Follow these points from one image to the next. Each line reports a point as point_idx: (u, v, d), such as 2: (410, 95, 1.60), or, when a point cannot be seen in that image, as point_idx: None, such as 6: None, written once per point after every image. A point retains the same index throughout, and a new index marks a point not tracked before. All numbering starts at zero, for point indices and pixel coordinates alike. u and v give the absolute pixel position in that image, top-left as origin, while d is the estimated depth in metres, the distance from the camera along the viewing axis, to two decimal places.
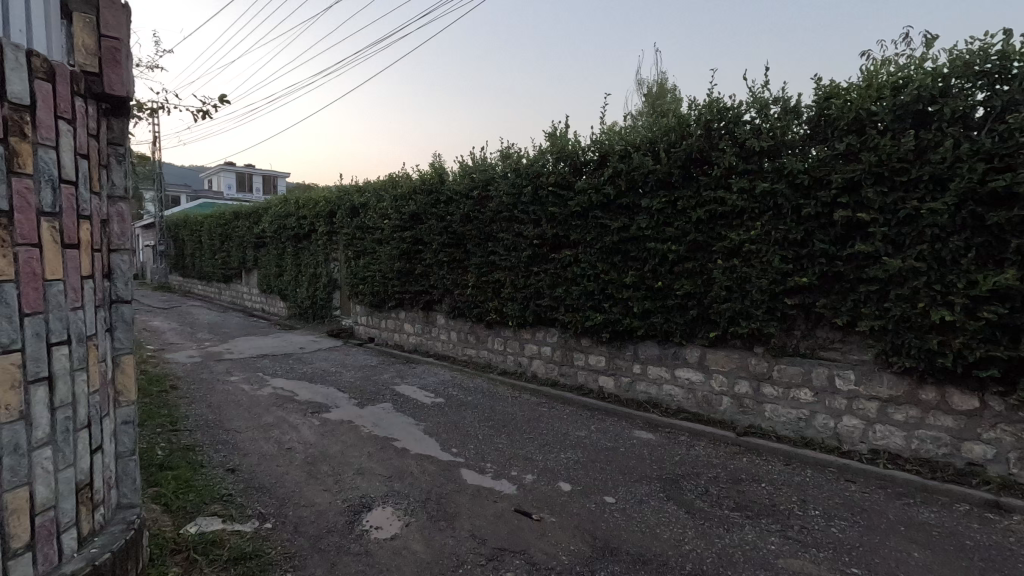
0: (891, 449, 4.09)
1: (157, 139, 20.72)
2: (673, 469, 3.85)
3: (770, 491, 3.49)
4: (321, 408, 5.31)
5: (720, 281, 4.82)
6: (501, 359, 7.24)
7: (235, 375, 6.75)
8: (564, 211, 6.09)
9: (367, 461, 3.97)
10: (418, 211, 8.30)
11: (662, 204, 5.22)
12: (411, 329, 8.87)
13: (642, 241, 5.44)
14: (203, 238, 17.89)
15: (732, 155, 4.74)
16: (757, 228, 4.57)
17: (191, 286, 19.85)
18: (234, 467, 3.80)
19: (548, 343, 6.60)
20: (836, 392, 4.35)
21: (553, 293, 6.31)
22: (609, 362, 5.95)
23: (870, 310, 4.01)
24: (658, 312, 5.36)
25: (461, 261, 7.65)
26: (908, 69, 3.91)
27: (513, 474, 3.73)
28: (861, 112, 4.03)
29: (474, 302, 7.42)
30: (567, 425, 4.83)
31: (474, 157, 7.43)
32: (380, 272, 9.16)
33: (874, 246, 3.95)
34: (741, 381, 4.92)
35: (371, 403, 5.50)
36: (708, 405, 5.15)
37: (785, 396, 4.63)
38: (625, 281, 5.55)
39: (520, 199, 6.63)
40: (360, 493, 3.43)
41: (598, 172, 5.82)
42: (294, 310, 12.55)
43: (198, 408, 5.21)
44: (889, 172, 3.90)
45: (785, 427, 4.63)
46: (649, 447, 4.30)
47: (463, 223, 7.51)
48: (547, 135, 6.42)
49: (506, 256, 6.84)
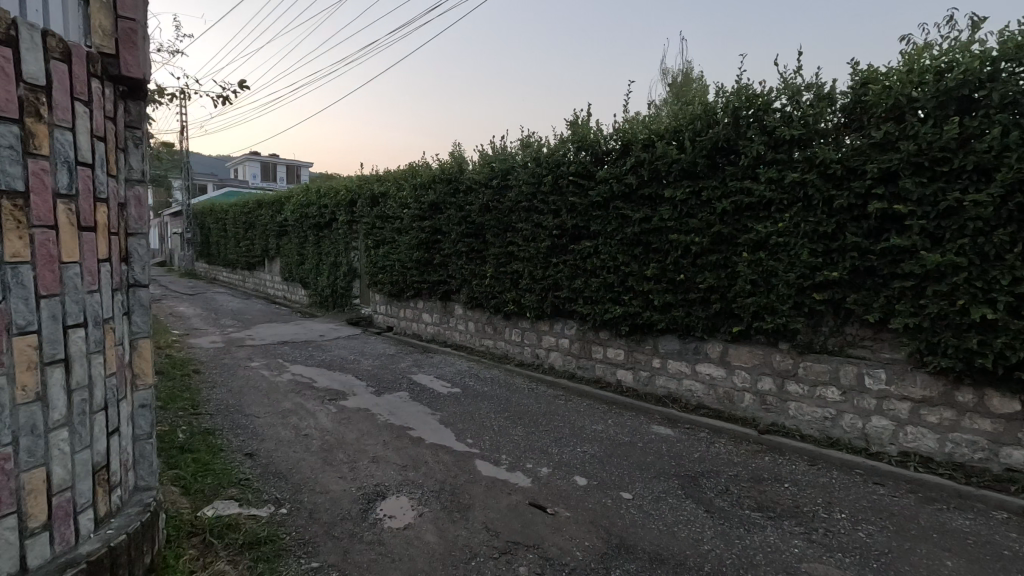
0: (922, 452, 3.92)
1: (184, 128, 21.11)
2: (692, 466, 3.76)
3: (794, 492, 3.38)
4: (338, 395, 5.34)
5: (745, 275, 4.67)
6: (518, 350, 7.20)
7: (256, 361, 6.85)
8: (585, 202, 5.98)
9: (383, 449, 3.98)
10: (438, 200, 8.27)
11: (686, 195, 5.07)
12: (428, 319, 8.88)
13: (664, 232, 5.30)
14: (228, 226, 18.21)
15: (760, 144, 4.57)
16: (785, 220, 4.41)
17: (216, 273, 20.28)
18: (252, 452, 3.83)
19: (566, 335, 6.53)
20: (864, 391, 4.19)
21: (572, 285, 6.22)
22: (628, 356, 5.86)
23: (904, 307, 3.84)
24: (680, 306, 5.24)
25: (479, 252, 7.61)
26: (953, 53, 3.70)
27: (528, 467, 3.68)
28: (900, 98, 3.83)
29: (492, 293, 7.38)
30: (584, 419, 4.76)
31: (494, 146, 7.35)
32: (399, 262, 9.18)
33: (910, 239, 3.77)
34: (764, 377, 4.78)
35: (388, 392, 5.51)
36: (729, 401, 5.03)
37: (810, 394, 4.49)
38: (646, 273, 5.44)
39: (540, 189, 6.54)
40: (375, 482, 3.43)
41: (620, 162, 5.69)
42: (314, 298, 12.70)
43: (220, 393, 5.29)
44: (929, 161, 3.71)
45: (810, 427, 4.49)
46: (668, 443, 4.21)
47: (482, 213, 7.45)
48: (568, 124, 6.31)
49: (524, 247, 6.77)
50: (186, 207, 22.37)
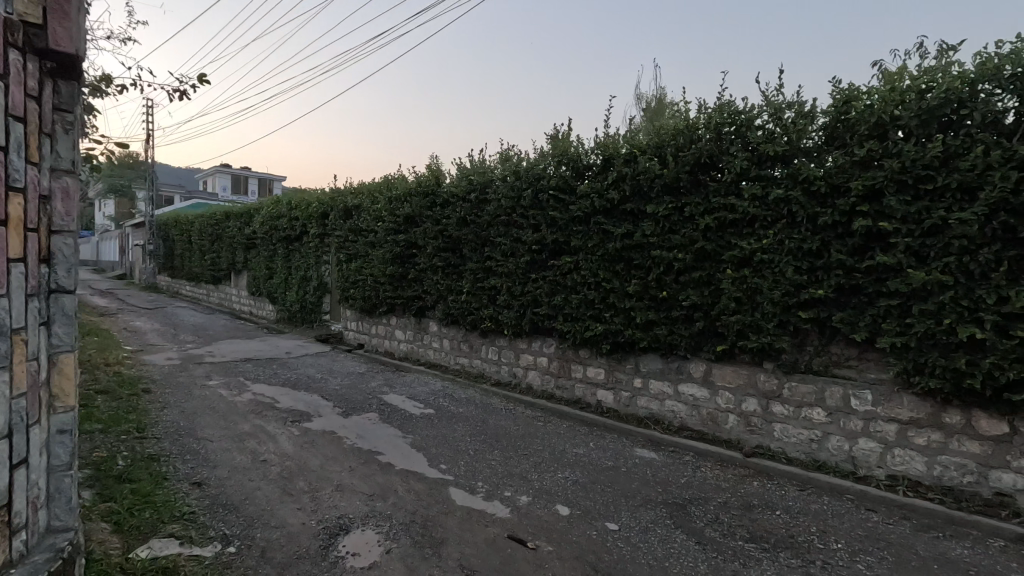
0: (911, 476, 3.83)
1: (150, 137, 20.43)
2: (680, 493, 3.56)
3: (787, 520, 3.20)
4: (302, 416, 4.98)
5: (729, 292, 4.57)
6: (495, 369, 6.95)
7: (214, 379, 6.41)
8: (566, 216, 5.84)
9: (349, 476, 3.65)
10: (413, 213, 8.04)
11: (669, 211, 4.99)
12: (402, 336, 8.56)
13: (646, 248, 5.20)
14: (193, 238, 17.52)
15: (744, 160, 4.52)
16: (769, 237, 4.34)
17: (179, 287, 19.44)
18: (202, 481, 3.46)
19: (544, 354, 6.32)
20: (852, 412, 4.09)
21: (551, 301, 6.03)
22: (609, 376, 5.67)
23: (890, 326, 3.77)
24: (663, 324, 5.10)
25: (456, 266, 7.38)
26: (933, 73, 3.72)
27: (506, 496, 3.42)
28: (883, 116, 3.82)
29: (468, 309, 7.14)
30: (564, 441, 4.52)
31: (473, 160, 7.20)
32: (372, 276, 8.86)
33: (895, 257, 3.72)
34: (749, 398, 4.66)
35: (357, 413, 5.18)
36: (713, 423, 4.88)
37: (796, 416, 4.37)
38: (628, 290, 5.30)
39: (519, 203, 6.38)
40: (338, 514, 3.11)
41: (602, 177, 5.58)
42: (282, 314, 12.20)
43: (171, 414, 4.87)
44: (913, 179, 3.68)
45: (797, 449, 4.37)
46: (653, 468, 4.01)
47: (459, 226, 7.25)
48: (549, 138, 6.21)
49: (502, 262, 6.57)
50: (149, 217, 21.49)
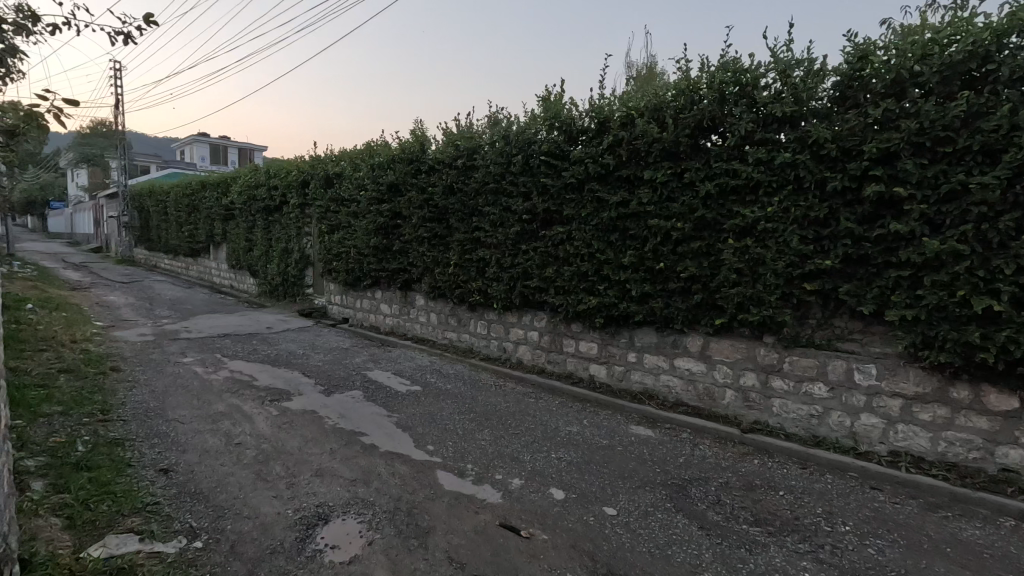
0: (914, 452, 3.71)
1: (120, 103, 19.45)
2: (678, 473, 3.40)
3: (791, 502, 3.06)
4: (281, 395, 4.73)
5: (729, 263, 4.35)
6: (484, 344, 6.73)
7: (189, 356, 6.10)
8: (558, 184, 5.53)
9: (329, 460, 3.44)
10: (398, 181, 7.66)
11: (667, 177, 4.71)
12: (387, 310, 8.28)
13: (643, 218, 4.94)
14: (170, 209, 16.85)
15: (749, 121, 4.23)
16: (774, 205, 4.10)
17: (157, 260, 18.83)
18: (169, 467, 3.22)
19: (535, 328, 6.10)
20: (854, 387, 3.95)
21: (542, 274, 5.77)
22: (602, 350, 5.49)
23: (900, 298, 3.59)
24: (659, 297, 4.89)
25: (442, 237, 7.06)
26: (958, 24, 3.43)
27: (497, 479, 3.23)
28: (901, 73, 3.55)
29: (455, 282, 6.86)
30: (557, 419, 4.34)
31: (460, 124, 6.81)
32: (355, 248, 8.51)
33: (909, 225, 3.51)
34: (747, 373, 4.50)
35: (339, 390, 4.94)
36: (709, 398, 4.73)
37: (796, 391, 4.23)
38: (623, 261, 5.06)
39: (509, 170, 6.05)
40: (317, 501, 2.90)
41: (597, 142, 5.27)
42: (264, 287, 11.82)
43: (140, 394, 4.59)
44: (931, 141, 3.44)
45: (795, 425, 4.24)
46: (649, 446, 3.84)
47: (445, 195, 6.91)
48: (540, 100, 5.85)
49: (491, 232, 6.28)
50: (123, 187, 20.61)
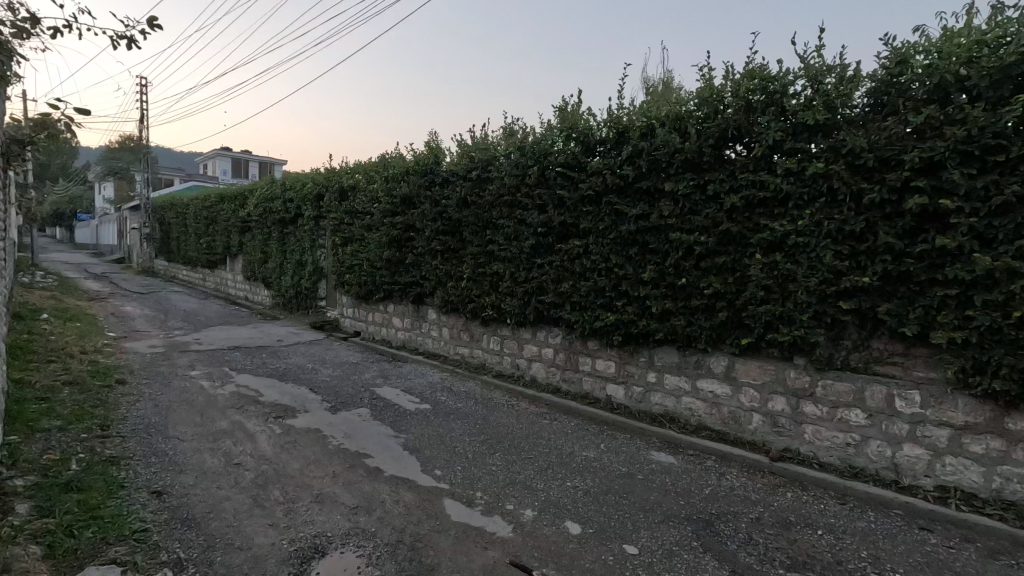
0: (964, 487, 3.40)
1: (145, 118, 19.94)
2: (704, 506, 3.13)
3: (831, 543, 2.78)
4: (287, 411, 4.58)
5: (757, 279, 4.11)
6: (497, 360, 6.52)
7: (197, 369, 6.00)
8: (574, 196, 5.36)
9: (331, 484, 3.25)
10: (411, 193, 7.57)
11: (690, 189, 4.51)
12: (399, 324, 8.13)
13: (664, 231, 4.73)
14: (189, 222, 17.07)
15: (778, 131, 4.02)
16: (805, 218, 3.87)
17: (175, 272, 19.05)
18: (163, 489, 3.06)
19: (550, 345, 5.88)
20: (895, 415, 3.65)
21: (557, 289, 5.58)
22: (619, 369, 5.24)
23: (947, 319, 3.31)
24: (681, 314, 4.65)
25: (455, 250, 6.92)
26: (1007, 26, 3.20)
27: (508, 509, 3.00)
28: (946, 77, 3.32)
29: (468, 296, 6.69)
30: (572, 443, 4.10)
31: (474, 136, 6.70)
32: (368, 261, 8.41)
33: (956, 240, 3.25)
34: (776, 397, 4.23)
35: (346, 408, 4.77)
36: (735, 422, 4.45)
37: (831, 417, 3.94)
38: (642, 276, 4.84)
39: (524, 182, 5.90)
40: (315, 531, 2.71)
41: (615, 153, 5.09)
42: (278, 299, 11.80)
43: (143, 409, 4.47)
44: (980, 150, 3.20)
45: (830, 454, 3.94)
46: (672, 475, 3.59)
47: (459, 207, 6.78)
48: (557, 110, 5.71)
49: (505, 246, 6.11)
50: (145, 199, 20.99)
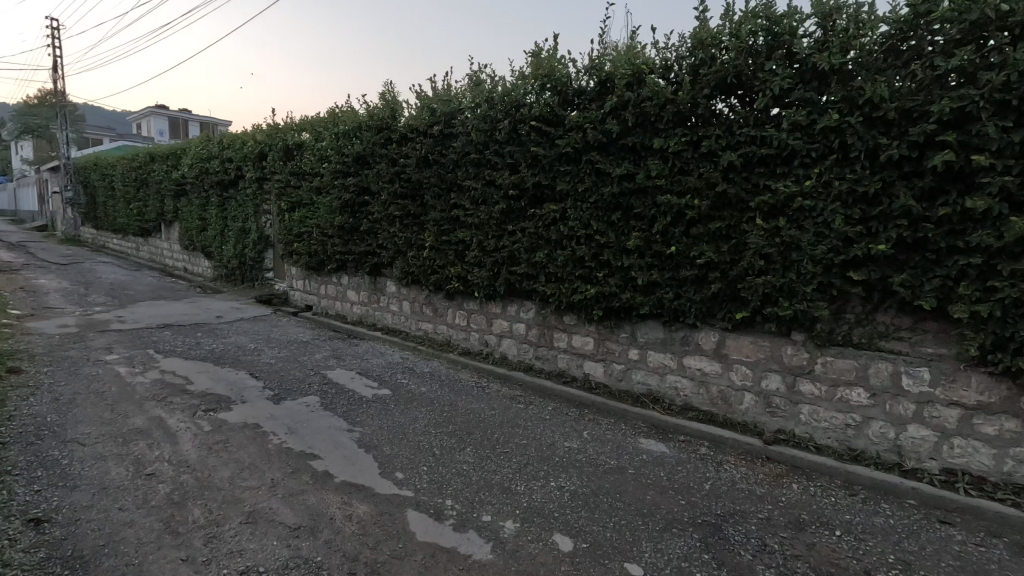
0: (972, 471, 3.17)
1: (59, 67, 17.75)
2: (708, 507, 2.75)
3: (853, 547, 2.45)
4: (219, 402, 3.92)
5: (755, 247, 3.70)
6: (463, 337, 5.98)
7: (115, 352, 5.18)
8: (550, 154, 4.77)
9: (269, 496, 2.67)
10: (365, 152, 6.78)
11: (681, 146, 4.02)
12: (355, 297, 7.43)
13: (651, 194, 4.25)
14: (117, 185, 15.41)
15: (784, 79, 3.54)
16: (813, 178, 3.46)
17: (105, 241, 17.36)
18: (43, 516, 2.40)
19: (521, 320, 5.39)
20: (901, 394, 3.37)
21: (531, 258, 5.04)
22: (598, 346, 4.82)
23: (968, 290, 3.00)
24: (668, 286, 4.23)
25: (416, 216, 6.24)
26: None
27: (485, 522, 2.52)
28: (984, 14, 2.90)
29: (431, 267, 6.07)
30: (552, 431, 3.66)
31: (436, 86, 5.96)
32: (318, 228, 7.60)
33: (985, 202, 2.90)
34: (770, 375, 3.89)
35: (291, 396, 4.15)
36: (725, 403, 4.12)
37: (830, 397, 3.63)
38: (626, 244, 4.37)
39: (494, 139, 5.26)
40: (243, 566, 2.14)
41: (597, 105, 4.52)
42: (220, 271, 10.77)
43: (38, 405, 3.70)
44: (1018, 100, 2.82)
45: (828, 436, 3.65)
46: (666, 467, 3.19)
47: (420, 167, 6.08)
48: (530, 57, 5.06)
49: (472, 210, 5.50)
50: (66, 159, 18.82)
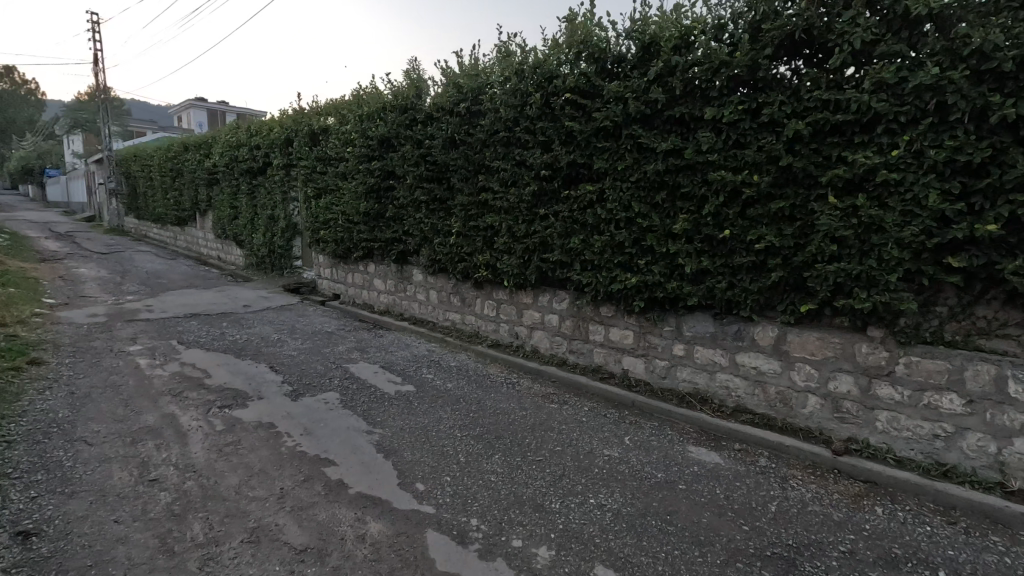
0: None
1: (98, 60, 18.20)
2: (777, 535, 2.34)
3: None
4: (236, 398, 3.71)
5: (826, 229, 3.21)
6: (492, 328, 5.66)
7: (138, 343, 5.07)
8: (586, 129, 4.34)
9: (276, 509, 2.41)
10: (389, 134, 6.47)
11: (738, 115, 3.53)
12: (381, 286, 7.20)
13: (701, 171, 3.78)
14: (155, 175, 15.69)
15: (867, 30, 3.01)
16: (901, 147, 2.94)
17: (147, 231, 17.83)
18: (34, 529, 2.20)
19: (554, 311, 5.01)
20: (1007, 402, 2.85)
21: (564, 244, 4.64)
22: (638, 340, 4.41)
23: None
24: (720, 274, 3.77)
25: (442, 200, 5.91)
26: None
27: (514, 548, 2.19)
28: None
29: (458, 254, 5.75)
30: (589, 437, 3.30)
31: (463, 61, 5.58)
32: (343, 215, 7.38)
33: None
34: (840, 376, 3.41)
35: (310, 392, 3.91)
36: (784, 406, 3.66)
37: (914, 402, 3.14)
38: (672, 228, 3.93)
39: (524, 115, 4.85)
40: None
41: (640, 73, 4.05)
42: (251, 259, 10.77)
43: (52, 400, 3.56)
44: None
45: (911, 448, 3.17)
46: (721, 482, 2.79)
47: (446, 148, 5.73)
48: (563, 23, 4.60)
49: (501, 193, 5.13)
50: (108, 151, 19.33)
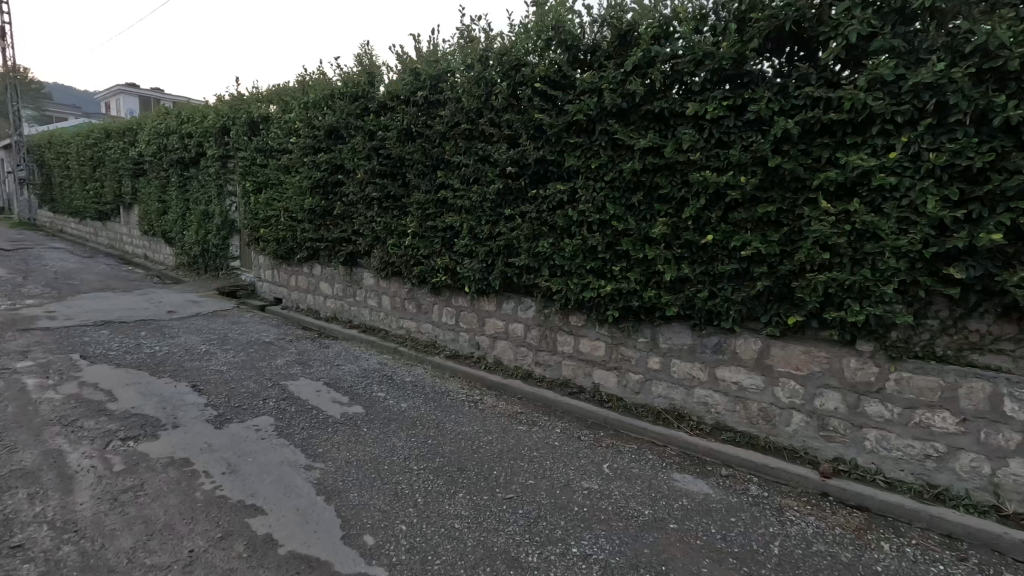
0: None
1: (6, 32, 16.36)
2: None
3: None
4: (144, 427, 3.09)
5: (817, 236, 2.99)
6: (450, 337, 5.21)
7: (28, 357, 4.28)
8: (557, 123, 3.98)
9: None
10: (338, 123, 5.90)
11: (722, 111, 3.27)
12: (328, 290, 6.60)
13: (682, 171, 3.50)
14: (72, 164, 14.17)
15: (864, 23, 2.80)
16: (897, 149, 2.74)
17: (63, 225, 16.12)
18: None
19: (519, 319, 4.63)
20: (1002, 421, 2.70)
21: (531, 248, 4.27)
22: (611, 352, 4.09)
23: None
24: (701, 282, 3.51)
25: (397, 197, 5.41)
26: None
27: None
28: None
29: (414, 257, 5.27)
30: (564, 466, 2.92)
31: (421, 45, 5.11)
32: (286, 211, 6.72)
33: None
34: (827, 392, 3.20)
35: (238, 417, 3.34)
36: (767, 423, 3.43)
37: (905, 421, 2.96)
38: (650, 232, 3.63)
39: (489, 107, 4.45)
40: None
41: (615, 63, 3.74)
42: (181, 258, 9.78)
43: None
44: None
45: (900, 469, 2.99)
46: (716, 519, 2.48)
47: (401, 140, 5.24)
48: (532, 8, 4.24)
49: (463, 191, 4.70)
50: (19, 136, 17.38)
